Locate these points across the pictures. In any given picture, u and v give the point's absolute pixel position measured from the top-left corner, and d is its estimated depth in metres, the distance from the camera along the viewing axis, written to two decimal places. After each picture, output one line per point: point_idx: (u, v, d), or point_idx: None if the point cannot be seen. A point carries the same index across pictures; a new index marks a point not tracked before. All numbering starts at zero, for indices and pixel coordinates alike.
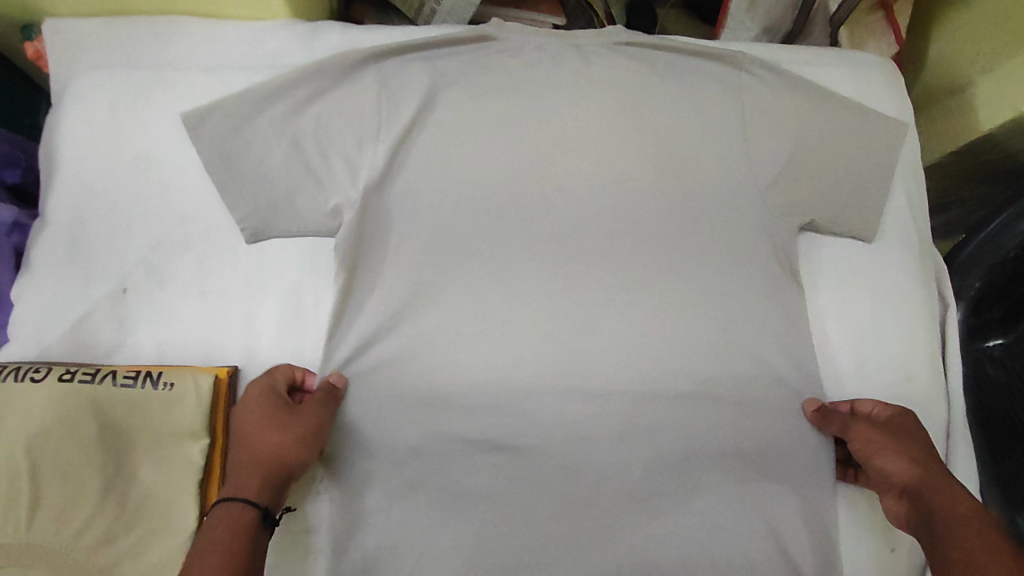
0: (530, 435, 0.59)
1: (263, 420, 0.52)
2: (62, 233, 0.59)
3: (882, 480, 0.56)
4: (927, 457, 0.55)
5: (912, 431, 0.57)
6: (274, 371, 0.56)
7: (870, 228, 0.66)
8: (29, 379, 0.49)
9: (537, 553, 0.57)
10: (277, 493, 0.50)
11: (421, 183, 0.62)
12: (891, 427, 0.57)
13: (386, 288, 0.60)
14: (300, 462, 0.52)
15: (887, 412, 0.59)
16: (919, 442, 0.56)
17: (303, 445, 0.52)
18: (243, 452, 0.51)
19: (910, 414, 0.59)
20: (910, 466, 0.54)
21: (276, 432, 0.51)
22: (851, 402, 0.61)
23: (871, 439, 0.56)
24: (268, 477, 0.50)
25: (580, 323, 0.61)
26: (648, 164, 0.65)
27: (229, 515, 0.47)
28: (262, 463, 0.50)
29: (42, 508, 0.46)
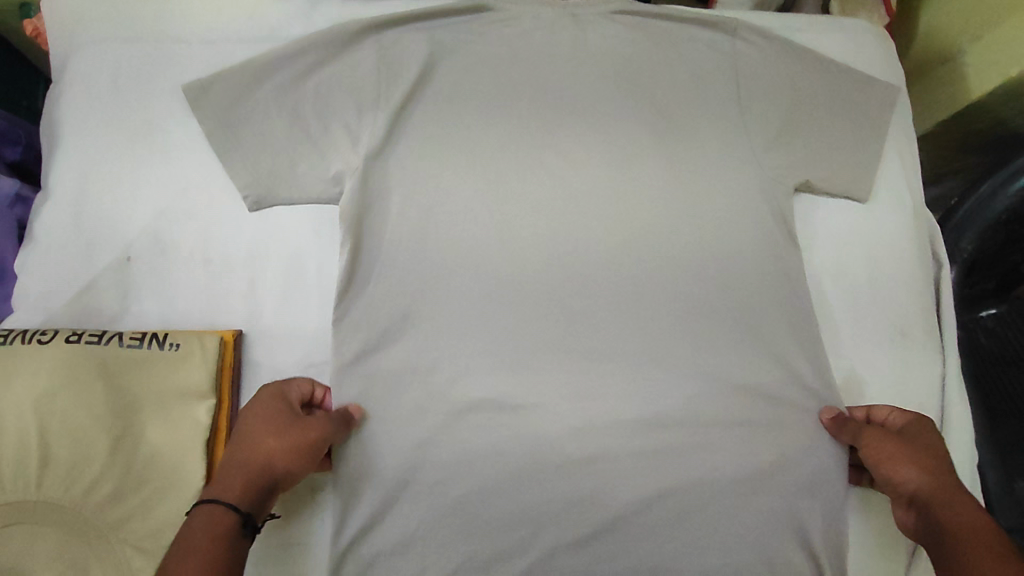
0: (534, 394, 0.59)
1: (263, 429, 0.50)
2: (65, 205, 0.60)
3: (890, 487, 0.54)
4: (938, 463, 0.53)
5: (926, 438, 0.55)
6: (293, 383, 0.56)
7: (864, 189, 0.67)
8: (36, 342, 0.50)
9: (542, 509, 0.57)
10: (263, 500, 0.48)
11: (420, 149, 0.62)
12: (902, 432, 0.56)
13: (387, 252, 0.60)
14: (296, 472, 0.50)
15: (901, 417, 0.58)
16: (931, 446, 0.55)
17: (303, 457, 0.50)
18: (234, 459, 0.49)
19: (927, 421, 0.57)
20: (920, 475, 0.52)
21: (273, 441, 0.50)
22: (867, 409, 0.61)
23: (879, 444, 0.55)
24: (258, 484, 0.48)
25: (581, 285, 0.62)
26: (644, 129, 0.66)
27: (210, 518, 0.44)
28: (254, 471, 0.48)
29: (52, 466, 0.47)
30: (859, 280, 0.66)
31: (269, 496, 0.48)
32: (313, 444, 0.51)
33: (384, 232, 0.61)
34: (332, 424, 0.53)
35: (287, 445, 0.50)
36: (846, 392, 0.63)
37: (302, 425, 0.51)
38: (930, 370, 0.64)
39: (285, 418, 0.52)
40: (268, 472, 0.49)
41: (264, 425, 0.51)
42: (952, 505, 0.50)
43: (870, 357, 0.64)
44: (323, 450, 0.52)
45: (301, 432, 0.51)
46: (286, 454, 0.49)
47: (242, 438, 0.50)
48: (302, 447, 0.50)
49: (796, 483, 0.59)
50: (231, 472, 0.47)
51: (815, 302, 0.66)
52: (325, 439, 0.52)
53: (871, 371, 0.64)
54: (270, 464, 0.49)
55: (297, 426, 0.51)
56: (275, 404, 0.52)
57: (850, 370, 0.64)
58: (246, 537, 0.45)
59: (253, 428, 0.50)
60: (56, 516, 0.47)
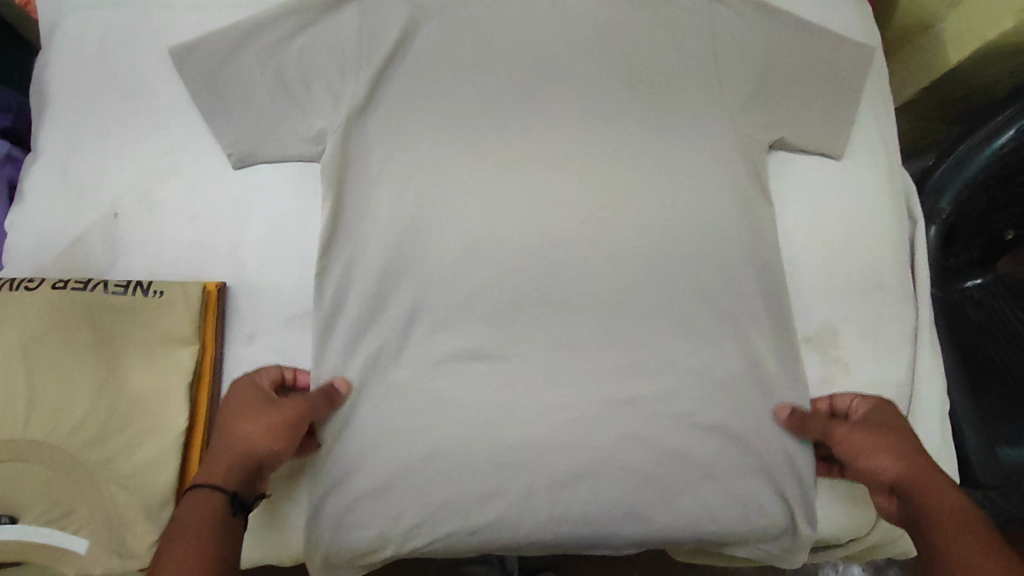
0: (512, 345, 0.60)
1: (240, 415, 0.51)
2: (54, 163, 0.61)
3: (867, 477, 0.55)
4: (909, 448, 0.54)
5: (889, 423, 0.57)
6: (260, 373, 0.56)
7: (838, 146, 0.68)
8: (23, 288, 0.51)
9: (521, 453, 0.58)
10: (251, 482, 0.50)
11: (400, 108, 0.63)
12: (869, 420, 0.57)
13: (369, 208, 0.61)
14: (278, 451, 0.51)
15: (865, 404, 0.59)
16: (898, 431, 0.56)
17: (282, 435, 0.51)
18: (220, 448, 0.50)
19: (887, 404, 0.59)
20: (896, 461, 0.53)
21: (251, 424, 0.51)
22: (829, 400, 0.62)
23: (850, 435, 0.56)
24: (242, 468, 0.49)
25: (559, 239, 0.63)
26: (621, 90, 0.67)
27: (199, 504, 0.47)
28: (238, 457, 0.50)
29: (40, 406, 0.49)
30: (833, 235, 0.67)
31: (256, 478, 0.50)
32: (290, 421, 0.52)
33: (364, 189, 0.62)
34: (309, 401, 0.53)
35: (264, 425, 0.51)
36: (819, 343, 0.65)
37: (277, 405, 0.52)
38: (904, 322, 0.65)
39: (261, 399, 0.53)
40: (252, 455, 0.50)
41: (239, 408, 0.52)
42: (927, 492, 0.51)
43: (845, 310, 0.65)
44: (303, 425, 0.53)
45: (274, 411, 0.52)
46: (263, 435, 0.50)
47: (224, 427, 0.51)
48: (278, 425, 0.51)
49: (769, 430, 0.61)
50: (216, 460, 0.49)
51: (789, 256, 0.67)
52: (303, 415, 0.52)
53: (846, 322, 0.65)
54: (252, 448, 0.50)
55: (271, 406, 0.52)
56: (250, 389, 0.53)
57: (824, 321, 0.65)
58: (238, 517, 0.47)
59: (230, 416, 0.51)
60: (43, 454, 0.48)
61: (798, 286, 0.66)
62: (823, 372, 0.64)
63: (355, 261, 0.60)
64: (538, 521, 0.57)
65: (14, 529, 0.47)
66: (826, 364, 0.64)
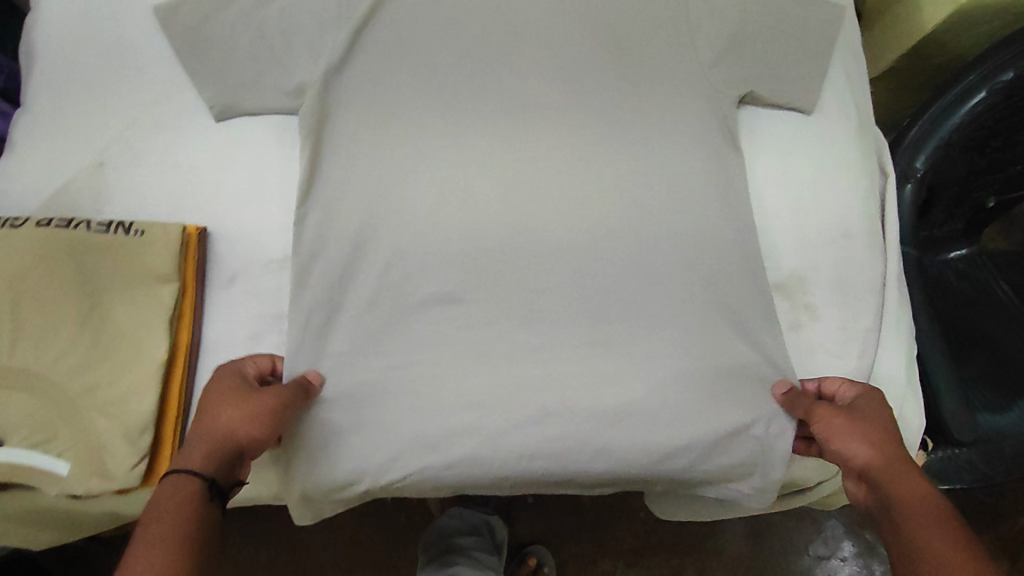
0: (485, 290, 0.62)
1: (221, 403, 0.52)
2: (42, 115, 0.63)
3: (841, 462, 0.56)
4: (886, 437, 0.55)
5: (872, 409, 0.58)
6: (248, 361, 0.58)
7: (810, 100, 0.69)
8: (9, 225, 0.53)
9: (493, 391, 0.60)
10: (228, 469, 0.51)
11: (376, 59, 0.64)
12: (854, 406, 0.58)
13: (347, 160, 0.63)
14: (258, 439, 0.52)
15: (852, 390, 0.60)
16: (880, 418, 0.57)
17: (260, 423, 0.52)
18: (199, 433, 0.51)
19: (875, 392, 0.59)
20: (868, 449, 0.54)
21: (231, 412, 0.52)
22: (819, 382, 0.63)
23: (830, 421, 0.57)
24: (219, 455, 0.50)
25: (532, 189, 0.65)
26: (596, 45, 0.68)
27: (174, 489, 0.48)
28: (215, 443, 0.50)
29: (25, 337, 0.51)
30: (803, 185, 0.69)
31: (234, 465, 0.51)
32: (269, 411, 0.53)
33: (342, 140, 0.63)
34: (286, 391, 0.54)
35: (244, 414, 0.52)
36: (790, 290, 0.66)
37: (258, 395, 0.53)
38: (872, 269, 0.66)
39: (241, 389, 0.54)
40: (230, 443, 0.51)
41: (221, 396, 0.53)
42: (899, 481, 0.51)
43: (814, 257, 0.67)
44: (282, 415, 0.54)
45: (254, 401, 0.53)
46: (242, 424, 0.51)
47: (202, 415, 0.52)
48: (257, 415, 0.52)
49: (737, 373, 0.62)
50: (194, 445, 0.50)
51: (760, 206, 0.68)
52: (282, 405, 0.54)
53: (816, 271, 0.66)
54: (230, 435, 0.51)
55: (251, 396, 0.53)
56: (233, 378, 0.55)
57: (793, 269, 0.66)
58: (213, 502, 0.48)
59: (209, 404, 0.52)
60: (27, 382, 0.50)
61: (768, 236, 0.67)
62: (790, 317, 0.65)
63: (332, 209, 0.62)
64: (508, 456, 0.59)
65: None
66: (796, 310, 0.66)
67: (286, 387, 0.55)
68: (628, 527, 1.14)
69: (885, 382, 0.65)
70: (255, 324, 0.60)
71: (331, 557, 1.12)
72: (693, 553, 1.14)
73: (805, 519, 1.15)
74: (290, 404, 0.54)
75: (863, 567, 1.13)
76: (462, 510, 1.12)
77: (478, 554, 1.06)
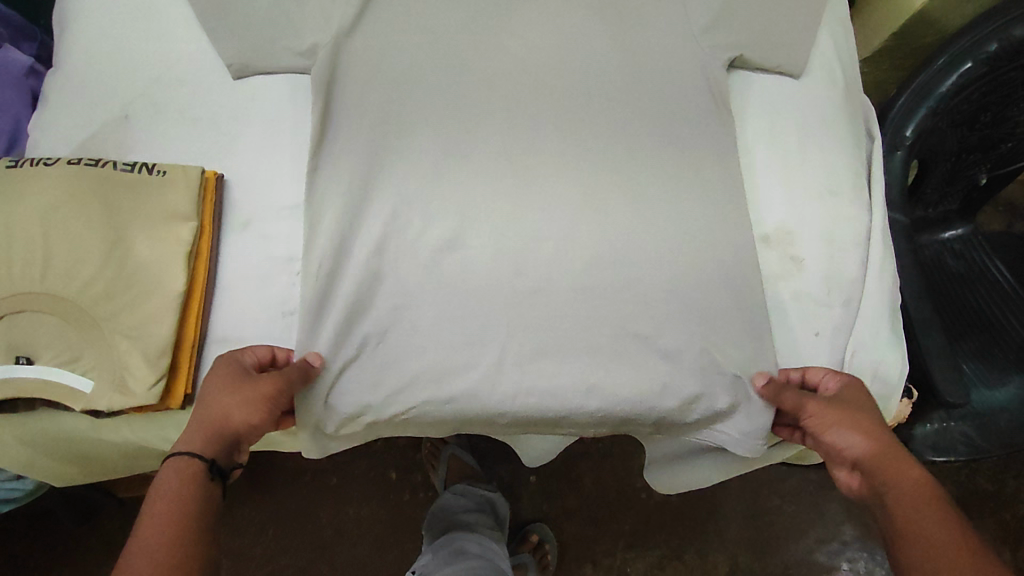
0: (484, 239, 0.65)
1: (219, 389, 0.55)
2: (74, 73, 0.69)
3: (835, 453, 0.58)
4: (875, 426, 0.57)
5: (858, 399, 0.60)
6: (249, 350, 0.60)
7: (799, 64, 0.72)
8: (43, 164, 0.58)
9: (491, 332, 0.63)
10: (226, 452, 0.54)
11: (384, 23, 0.68)
12: (842, 396, 0.60)
13: (355, 117, 0.66)
14: (254, 425, 0.56)
15: (836, 380, 0.62)
16: (866, 406, 0.59)
17: (258, 409, 0.56)
18: (200, 416, 0.55)
19: (859, 382, 0.62)
20: (860, 438, 0.56)
21: (226, 397, 0.55)
22: (802, 370, 0.65)
23: (823, 413, 0.59)
24: (216, 439, 0.54)
25: (530, 144, 0.68)
26: (593, 13, 0.72)
27: (177, 471, 0.51)
28: (214, 428, 0.54)
29: (54, 265, 0.56)
30: (789, 145, 0.71)
31: (232, 448, 0.55)
32: (266, 397, 0.56)
33: (349, 99, 0.67)
34: (285, 376, 0.57)
35: (240, 400, 0.55)
36: (777, 241, 0.69)
37: (257, 382, 0.57)
38: (857, 224, 0.69)
39: (240, 376, 0.57)
40: (225, 428, 0.54)
41: (218, 379, 0.56)
42: (892, 468, 0.54)
43: (801, 211, 0.69)
44: (278, 399, 0.57)
45: (251, 385, 0.56)
46: (238, 409, 0.55)
47: (202, 399, 0.55)
48: (249, 400, 0.55)
49: (726, 318, 0.65)
50: (192, 428, 0.54)
51: (748, 164, 0.71)
52: (277, 390, 0.57)
53: (802, 224, 0.69)
54: (225, 419, 0.55)
55: (248, 382, 0.56)
56: (232, 364, 0.57)
57: (781, 222, 0.69)
58: (214, 481, 0.52)
59: (209, 388, 0.56)
60: (56, 305, 0.55)
61: (754, 193, 0.70)
62: (777, 267, 0.68)
63: (340, 162, 0.65)
64: (505, 391, 0.63)
65: (34, 369, 0.55)
66: (782, 261, 0.68)
67: (287, 371, 0.58)
68: (628, 507, 1.16)
69: (870, 330, 0.67)
70: (267, 264, 0.64)
71: (336, 531, 1.15)
72: (692, 532, 1.15)
73: (804, 501, 1.16)
74: (287, 387, 0.57)
75: (864, 549, 1.14)
76: (465, 488, 1.11)
77: (483, 529, 1.05)
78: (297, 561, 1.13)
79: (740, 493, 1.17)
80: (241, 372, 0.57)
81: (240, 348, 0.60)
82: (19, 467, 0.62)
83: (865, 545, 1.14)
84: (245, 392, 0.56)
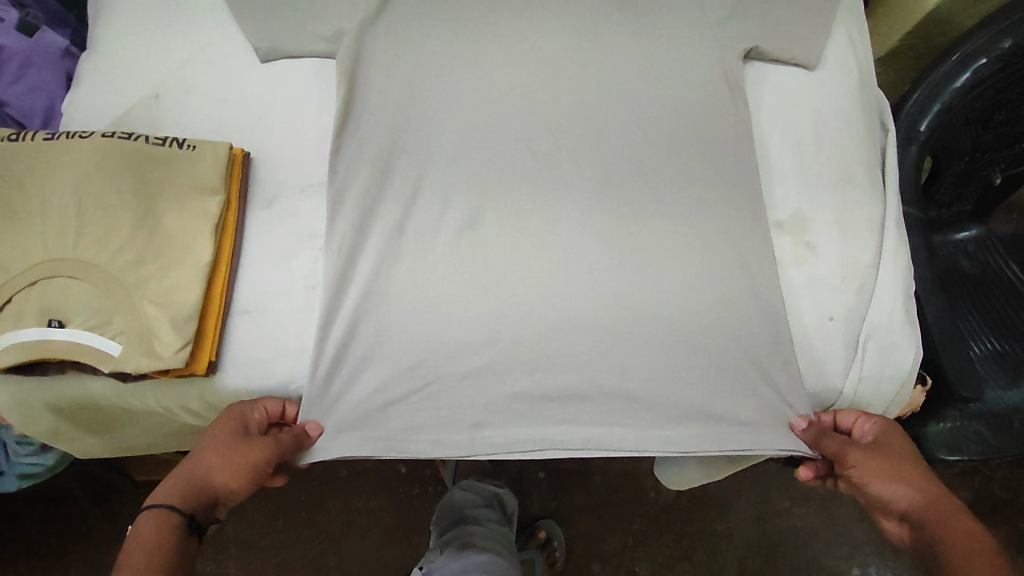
0: (503, 220, 0.67)
1: (216, 444, 0.55)
2: (107, 54, 0.71)
3: (881, 504, 0.57)
4: (921, 476, 0.57)
5: (900, 445, 0.60)
6: (261, 404, 0.61)
7: (814, 55, 0.73)
8: (78, 137, 0.60)
9: (508, 311, 0.64)
10: (206, 508, 0.55)
11: (409, 10, 0.70)
12: (880, 443, 0.60)
13: (377, 101, 0.68)
14: (235, 488, 0.55)
15: (869, 424, 0.63)
16: (906, 452, 0.59)
17: (242, 473, 0.55)
18: (187, 467, 0.55)
19: (895, 427, 0.62)
20: (909, 489, 0.56)
21: (217, 456, 0.55)
22: (835, 415, 0.66)
23: (866, 464, 0.58)
24: (197, 496, 0.54)
25: (548, 129, 0.69)
26: (610, 4, 0.73)
27: (154, 522, 0.51)
28: (197, 483, 0.54)
29: (86, 234, 0.58)
30: (804, 135, 0.72)
31: (208, 505, 0.55)
32: (256, 463, 0.55)
33: (372, 83, 0.68)
34: (275, 444, 0.57)
35: (230, 464, 0.55)
36: (791, 228, 0.70)
37: (249, 445, 0.56)
38: (870, 213, 0.70)
39: (235, 435, 0.56)
40: (208, 487, 0.54)
41: (218, 432, 0.56)
42: (943, 517, 0.54)
43: (814, 199, 0.70)
44: (267, 468, 0.56)
45: (248, 448, 0.55)
46: (225, 471, 0.54)
47: (197, 448, 0.56)
48: (239, 465, 0.55)
49: (740, 303, 0.65)
50: (177, 478, 0.54)
51: (762, 153, 0.72)
52: (269, 461, 0.56)
53: (816, 212, 0.70)
54: (211, 478, 0.54)
55: (241, 444, 0.55)
56: (233, 421, 0.57)
57: (795, 210, 0.70)
58: (189, 537, 0.53)
59: (209, 438, 0.56)
60: (87, 272, 0.57)
61: (767, 181, 0.71)
62: (791, 253, 0.69)
63: (361, 145, 0.67)
64: (520, 370, 0.64)
65: (64, 332, 0.57)
66: (797, 247, 0.69)
67: (280, 439, 0.57)
68: (637, 505, 1.16)
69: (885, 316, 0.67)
70: (292, 240, 0.66)
71: (346, 523, 1.15)
72: (701, 532, 1.15)
73: (815, 504, 1.15)
74: (278, 456, 0.57)
75: (876, 554, 1.13)
76: (474, 484, 1.11)
77: (492, 523, 1.04)
78: (306, 552, 1.14)
79: (751, 494, 1.16)
80: (236, 431, 0.57)
81: (250, 400, 0.61)
82: (47, 434, 0.65)
83: (877, 549, 1.13)
84: (234, 454, 0.55)
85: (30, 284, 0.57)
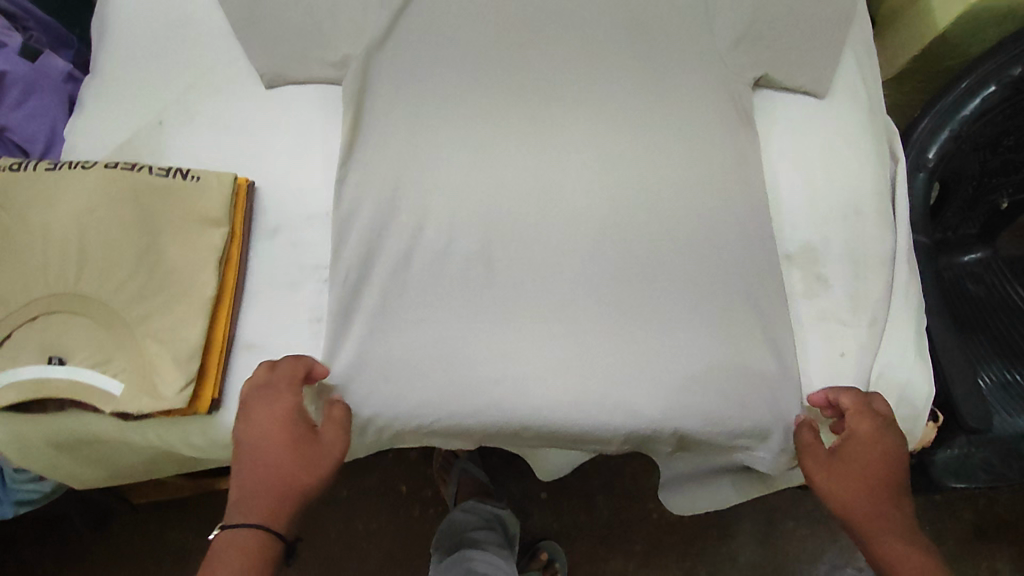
0: (510, 250, 0.66)
1: (298, 465, 0.56)
2: (109, 78, 0.70)
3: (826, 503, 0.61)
4: (867, 495, 0.59)
5: (867, 458, 0.60)
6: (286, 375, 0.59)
7: (824, 84, 0.72)
8: (81, 167, 0.59)
9: (516, 344, 0.63)
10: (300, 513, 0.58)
11: (415, 36, 0.69)
12: (845, 456, 0.60)
13: (383, 129, 0.67)
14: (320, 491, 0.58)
15: (857, 428, 0.60)
16: (866, 468, 0.59)
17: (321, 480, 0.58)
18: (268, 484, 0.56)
19: (877, 433, 0.60)
20: (846, 505, 0.59)
21: (306, 471, 0.57)
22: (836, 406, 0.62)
23: (817, 479, 0.60)
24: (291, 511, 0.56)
25: (556, 158, 0.69)
26: (619, 31, 0.72)
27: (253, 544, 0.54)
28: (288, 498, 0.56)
29: (89, 268, 0.57)
30: (814, 165, 0.72)
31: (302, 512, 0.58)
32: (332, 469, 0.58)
33: (377, 111, 0.68)
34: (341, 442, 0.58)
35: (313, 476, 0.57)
36: (800, 260, 0.69)
37: (320, 454, 0.58)
38: (881, 244, 0.69)
39: (303, 447, 0.57)
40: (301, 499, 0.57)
41: (287, 451, 0.57)
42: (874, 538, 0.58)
43: (823, 230, 0.70)
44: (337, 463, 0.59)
45: (326, 452, 0.58)
46: (320, 479, 0.57)
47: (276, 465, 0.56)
48: (329, 470, 0.58)
49: (750, 337, 0.65)
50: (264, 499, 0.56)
51: (771, 182, 0.71)
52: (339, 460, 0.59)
53: (826, 243, 0.69)
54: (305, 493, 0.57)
55: (314, 456, 0.57)
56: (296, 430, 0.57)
57: (805, 241, 0.70)
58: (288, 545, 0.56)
59: (278, 459, 0.56)
60: (90, 308, 0.57)
61: (775, 211, 0.71)
62: (801, 286, 0.69)
63: (367, 174, 0.66)
64: (528, 405, 0.62)
65: (65, 369, 0.56)
66: (807, 280, 0.69)
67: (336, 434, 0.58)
68: (640, 527, 1.15)
69: (896, 351, 0.67)
70: (296, 272, 0.65)
71: (346, 544, 1.14)
72: (704, 554, 1.13)
73: (820, 526, 1.14)
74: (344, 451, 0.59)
75: None
76: (474, 503, 1.07)
77: (493, 547, 1.02)
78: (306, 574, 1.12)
79: (754, 516, 1.15)
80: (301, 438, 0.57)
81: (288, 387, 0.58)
82: (43, 466, 0.63)
83: None
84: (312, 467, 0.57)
85: (32, 319, 0.56)
